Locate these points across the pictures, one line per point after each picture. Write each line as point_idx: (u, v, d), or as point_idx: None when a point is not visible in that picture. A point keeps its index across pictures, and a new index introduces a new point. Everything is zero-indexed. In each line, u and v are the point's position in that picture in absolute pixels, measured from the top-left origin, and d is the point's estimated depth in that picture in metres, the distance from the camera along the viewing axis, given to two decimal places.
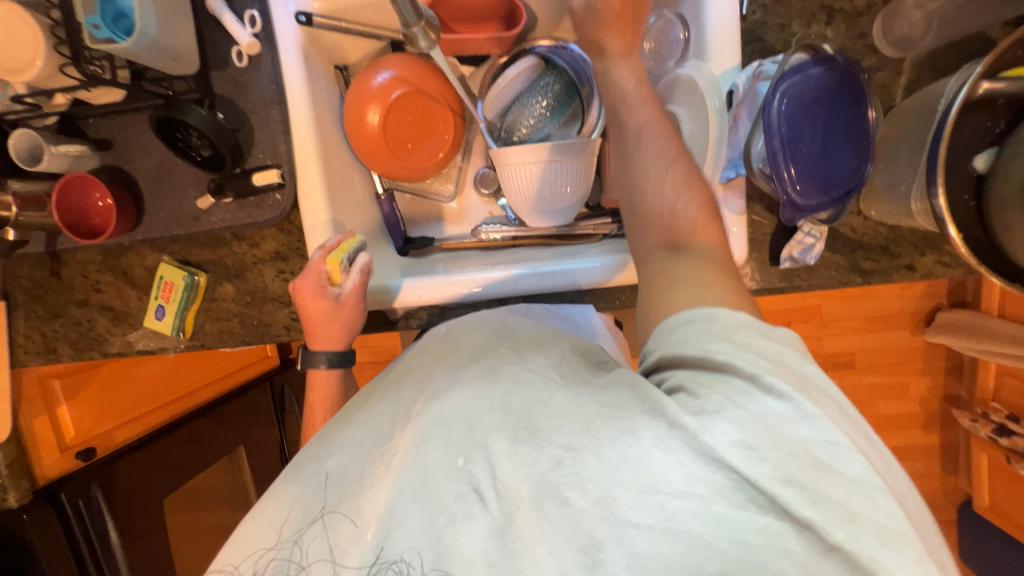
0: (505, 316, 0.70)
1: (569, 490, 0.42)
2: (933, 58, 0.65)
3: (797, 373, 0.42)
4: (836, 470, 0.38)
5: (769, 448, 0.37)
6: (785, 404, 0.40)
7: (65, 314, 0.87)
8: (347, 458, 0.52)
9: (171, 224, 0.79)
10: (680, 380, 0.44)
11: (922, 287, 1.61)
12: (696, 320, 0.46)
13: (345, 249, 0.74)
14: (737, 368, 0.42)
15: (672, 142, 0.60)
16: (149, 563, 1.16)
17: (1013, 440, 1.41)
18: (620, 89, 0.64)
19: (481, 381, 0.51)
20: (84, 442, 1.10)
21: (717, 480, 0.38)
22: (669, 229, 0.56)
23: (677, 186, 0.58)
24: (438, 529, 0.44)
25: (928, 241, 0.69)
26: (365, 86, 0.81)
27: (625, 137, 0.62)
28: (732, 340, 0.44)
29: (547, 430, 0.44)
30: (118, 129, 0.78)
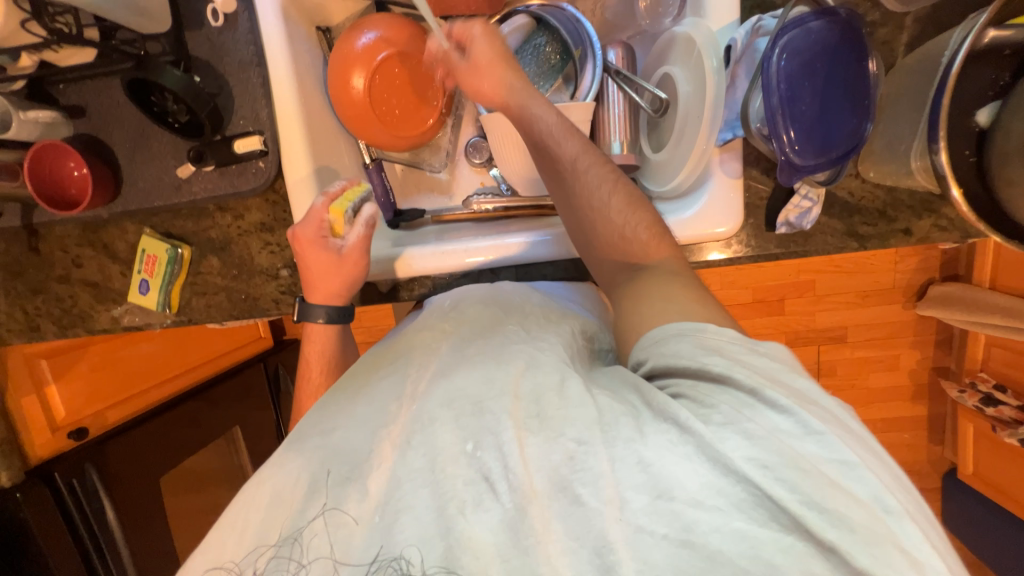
0: (499, 295, 0.70)
1: (582, 488, 0.41)
2: (937, 12, 0.63)
3: (794, 389, 0.41)
4: (850, 490, 0.36)
5: (783, 466, 0.37)
6: (790, 420, 0.39)
7: (46, 290, 0.84)
8: (353, 433, 0.51)
9: (150, 194, 0.77)
10: (681, 387, 0.43)
11: (915, 260, 1.61)
12: (686, 334, 0.47)
13: (348, 198, 0.73)
14: (737, 380, 0.41)
15: (606, 169, 0.62)
16: (149, 542, 1.15)
17: (999, 409, 1.45)
18: (543, 124, 0.63)
19: (490, 362, 0.52)
20: (75, 422, 1.10)
21: (736, 494, 0.38)
22: (621, 253, 0.60)
23: (624, 212, 0.60)
24: (447, 517, 0.43)
25: (925, 205, 0.68)
26: (349, 48, 0.77)
27: (561, 173, 0.62)
28: (723, 354, 0.44)
29: (560, 420, 0.44)
30: (91, 95, 0.75)
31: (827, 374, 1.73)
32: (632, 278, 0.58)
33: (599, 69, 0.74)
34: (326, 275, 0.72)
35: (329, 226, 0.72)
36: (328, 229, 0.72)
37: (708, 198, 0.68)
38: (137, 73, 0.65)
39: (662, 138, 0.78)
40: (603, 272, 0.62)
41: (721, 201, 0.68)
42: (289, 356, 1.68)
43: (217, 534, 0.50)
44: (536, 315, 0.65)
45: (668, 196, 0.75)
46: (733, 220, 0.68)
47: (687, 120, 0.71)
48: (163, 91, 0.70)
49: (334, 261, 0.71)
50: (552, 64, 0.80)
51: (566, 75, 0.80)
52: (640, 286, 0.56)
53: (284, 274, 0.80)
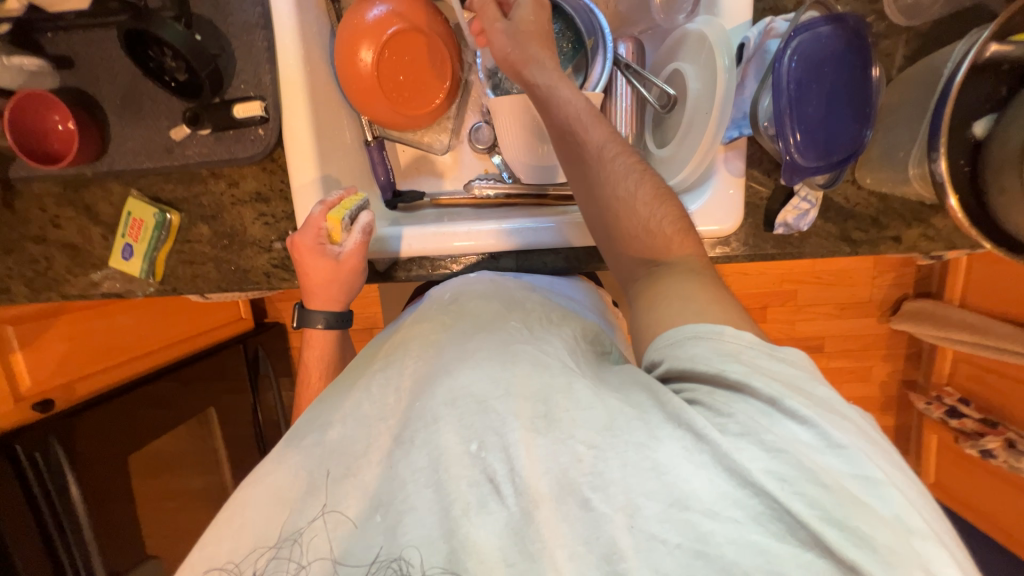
0: (500, 289, 0.69)
1: (591, 491, 0.41)
2: (937, 28, 0.66)
3: (815, 398, 0.42)
4: (872, 507, 0.36)
5: (803, 480, 0.37)
6: (810, 432, 0.39)
7: (19, 250, 0.80)
8: (352, 430, 0.53)
9: (140, 155, 0.74)
10: (696, 394, 0.44)
11: (891, 276, 1.67)
12: (703, 337, 0.47)
13: (346, 207, 0.72)
14: (755, 389, 0.42)
15: (632, 159, 0.62)
16: (113, 525, 1.09)
17: (962, 421, 1.51)
18: (573, 107, 0.63)
19: (494, 359, 0.51)
20: (41, 393, 1.05)
21: (754, 506, 0.38)
22: (646, 246, 0.59)
23: (649, 205, 0.59)
24: (449, 519, 0.44)
25: (915, 214, 0.71)
26: (358, 21, 0.75)
27: (586, 158, 0.62)
28: (742, 361, 0.44)
29: (569, 422, 0.44)
30: (81, 46, 0.71)
31: None
32: (653, 275, 0.57)
33: (609, 61, 0.74)
34: (327, 283, 0.72)
35: (328, 234, 0.71)
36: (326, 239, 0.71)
37: (710, 196, 0.69)
38: (136, 24, 0.62)
39: (666, 134, 0.79)
40: (623, 268, 0.61)
41: (723, 200, 0.69)
42: (270, 339, 1.64)
43: (214, 535, 0.51)
44: (539, 313, 0.64)
45: None
46: (731, 219, 0.69)
47: (694, 116, 0.71)
48: (162, 46, 0.67)
49: (334, 270, 0.71)
50: (563, 53, 0.80)
51: (577, 64, 0.79)
52: (662, 285, 0.55)
53: (276, 248, 0.78)
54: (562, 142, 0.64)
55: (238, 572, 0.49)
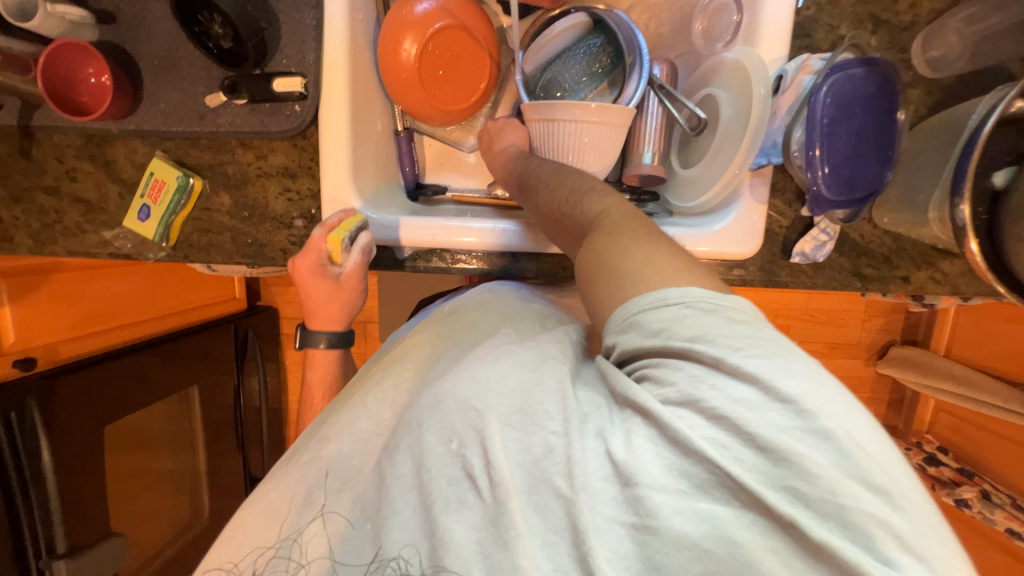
0: (495, 299, 0.70)
1: (560, 478, 0.40)
2: (959, 84, 0.69)
3: (763, 346, 0.40)
4: (809, 458, 0.34)
5: (741, 445, 0.36)
6: (751, 389, 0.37)
7: (29, 200, 0.78)
8: (347, 442, 0.53)
9: (170, 118, 0.73)
10: (646, 369, 0.43)
11: (881, 321, 1.72)
12: (646, 307, 0.44)
13: (346, 228, 0.70)
14: (699, 354, 0.40)
15: (541, 163, 0.71)
16: (83, 500, 1.02)
17: (940, 469, 1.54)
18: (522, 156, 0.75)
19: (478, 363, 0.50)
20: (25, 351, 0.98)
21: (697, 473, 0.37)
22: (564, 220, 0.61)
23: (547, 182, 0.66)
24: (431, 518, 0.43)
25: (924, 257, 0.73)
26: (405, 12, 0.76)
27: (530, 182, 0.70)
28: (686, 325, 0.42)
29: (543, 414, 0.42)
30: (126, 4, 0.71)
31: None
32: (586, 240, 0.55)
33: (644, 79, 0.76)
34: (327, 301, 0.75)
35: (328, 254, 0.72)
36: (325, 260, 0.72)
37: (734, 217, 0.71)
38: None
39: (691, 157, 0.82)
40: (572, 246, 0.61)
41: (745, 223, 0.71)
42: (261, 322, 1.61)
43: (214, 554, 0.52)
44: (534, 318, 0.63)
45: (693, 212, 0.78)
46: (751, 243, 0.71)
47: (724, 140, 0.73)
48: (212, 11, 0.67)
49: (332, 291, 0.74)
50: (602, 66, 0.82)
51: (612, 79, 0.82)
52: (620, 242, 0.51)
53: (297, 225, 0.77)
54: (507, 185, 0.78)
55: (235, 573, 0.50)
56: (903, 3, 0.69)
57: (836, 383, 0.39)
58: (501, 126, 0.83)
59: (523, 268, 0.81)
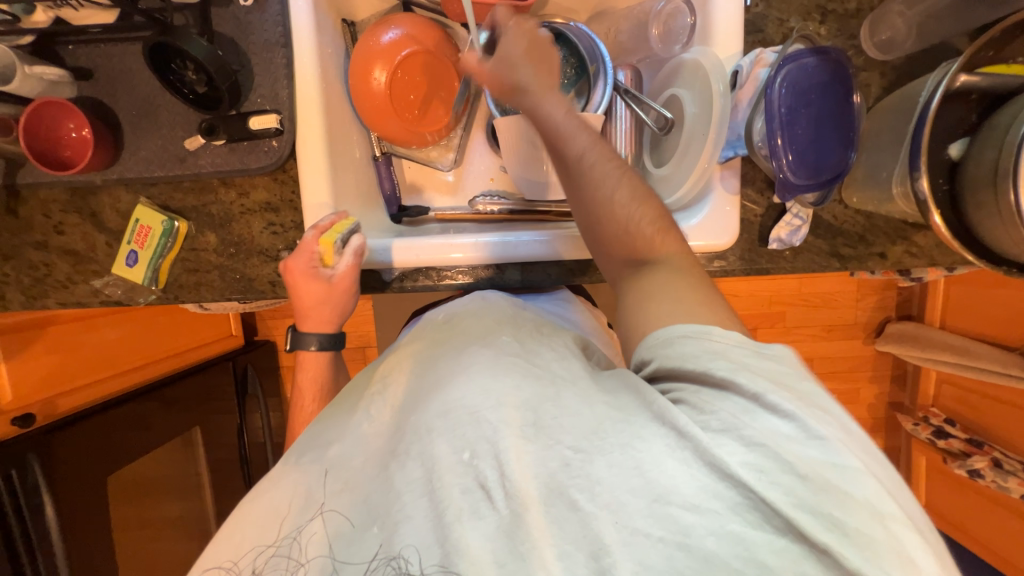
0: (492, 308, 0.69)
1: (579, 493, 0.42)
2: (909, 64, 0.72)
3: (795, 390, 0.43)
4: (845, 492, 0.37)
5: (779, 471, 0.38)
6: (791, 425, 0.40)
7: (18, 256, 0.79)
8: (349, 447, 0.54)
9: (152, 164, 0.75)
10: (682, 394, 0.45)
11: (874, 299, 1.73)
12: (691, 336, 0.48)
13: (339, 229, 0.71)
14: (740, 386, 0.43)
15: (617, 166, 0.60)
16: (91, 555, 1.01)
17: (949, 441, 1.54)
18: (552, 121, 0.60)
19: (485, 371, 0.51)
20: (22, 408, 0.98)
21: (731, 496, 0.39)
22: (615, 242, 0.60)
23: (628, 206, 0.59)
24: (443, 524, 0.43)
25: (899, 232, 0.75)
26: (373, 43, 0.79)
27: (567, 168, 0.61)
28: (728, 359, 0.45)
29: (557, 429, 0.45)
30: (101, 59, 0.73)
31: None
32: (639, 272, 0.58)
33: (609, 86, 0.79)
34: (320, 304, 0.74)
35: (320, 257, 0.72)
36: (317, 260, 0.71)
37: (708, 212, 0.73)
38: (162, 38, 0.64)
39: (663, 155, 0.83)
40: (610, 268, 0.63)
41: (719, 217, 0.73)
42: (259, 357, 1.61)
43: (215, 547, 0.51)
44: (531, 327, 0.64)
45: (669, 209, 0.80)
46: (728, 234, 0.73)
47: (692, 137, 0.75)
48: (184, 60, 0.70)
49: (326, 292, 0.73)
50: (567, 77, 0.85)
51: (579, 88, 0.84)
52: (650, 283, 0.57)
53: (283, 257, 0.78)
54: (550, 153, 0.62)
55: (234, 572, 0.48)
56: None
57: (859, 430, 0.43)
58: (513, 61, 0.62)
59: (508, 277, 0.82)
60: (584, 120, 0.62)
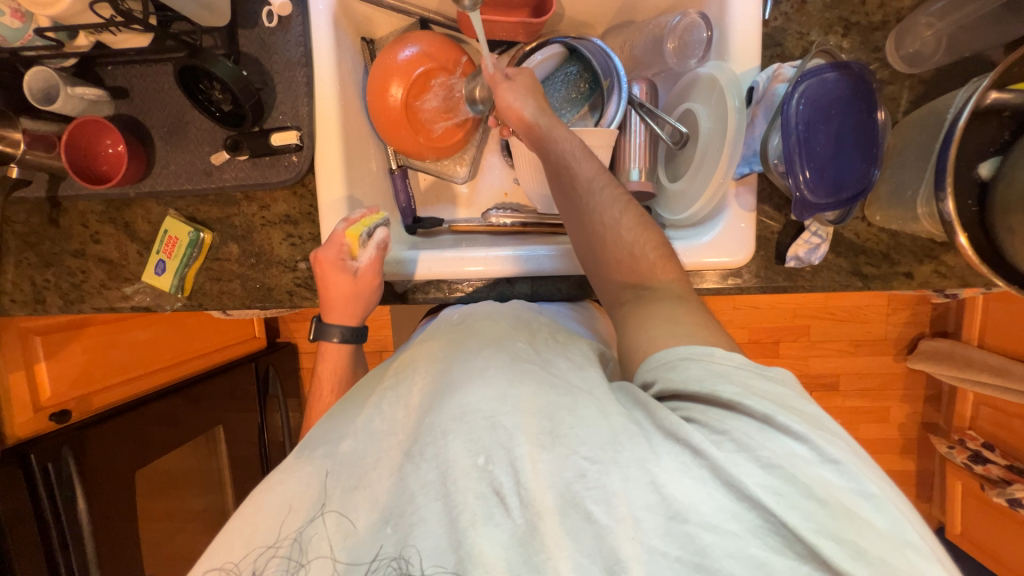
0: (504, 311, 0.70)
1: (593, 504, 0.41)
2: (938, 77, 0.69)
3: (801, 412, 0.42)
4: (863, 519, 0.37)
5: (797, 494, 0.38)
6: (805, 447, 0.40)
7: (59, 263, 0.84)
8: (361, 444, 0.52)
9: (180, 177, 0.78)
10: (691, 411, 0.44)
11: (907, 314, 1.65)
12: (694, 358, 0.47)
13: (366, 223, 0.73)
14: (748, 408, 0.42)
15: (620, 193, 0.65)
16: (118, 546, 1.06)
17: (987, 467, 1.45)
18: (564, 145, 0.68)
19: (502, 377, 0.50)
20: (60, 404, 1.03)
21: (750, 518, 0.39)
22: (616, 268, 0.61)
23: (633, 230, 0.62)
24: (457, 530, 0.43)
25: (927, 251, 0.72)
26: (390, 60, 0.80)
27: (576, 186, 0.65)
28: (732, 381, 0.44)
29: (573, 438, 0.44)
30: (136, 79, 0.78)
31: None
32: (639, 302, 0.58)
33: (624, 100, 0.78)
34: (342, 297, 0.74)
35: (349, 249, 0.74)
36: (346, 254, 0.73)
37: (723, 227, 0.72)
38: (190, 61, 0.68)
39: (678, 169, 0.83)
40: (609, 290, 0.63)
41: (734, 233, 0.71)
42: (281, 359, 1.65)
43: (226, 533, 0.51)
44: (545, 333, 0.63)
45: (685, 224, 0.79)
46: (743, 251, 0.71)
47: (707, 153, 0.74)
48: (211, 80, 0.73)
49: (348, 284, 0.73)
50: (581, 92, 0.85)
51: (594, 102, 0.85)
52: (654, 306, 0.56)
53: (301, 267, 0.81)
54: (553, 176, 0.68)
55: (235, 573, 0.48)
56: (872, 4, 0.70)
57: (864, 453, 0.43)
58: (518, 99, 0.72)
59: (517, 290, 0.82)
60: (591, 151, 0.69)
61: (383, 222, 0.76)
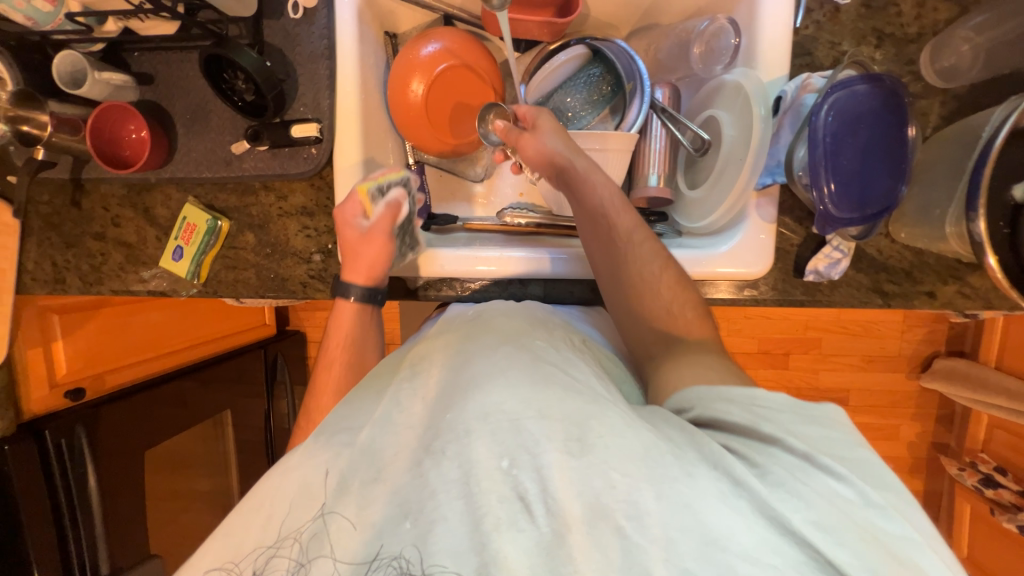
0: (521, 310, 0.71)
1: (626, 519, 0.41)
2: (974, 92, 0.67)
3: (844, 456, 0.46)
4: (909, 561, 0.39)
5: (844, 531, 0.40)
6: (848, 487, 0.43)
7: (79, 245, 0.85)
8: (381, 430, 0.52)
9: (201, 165, 0.79)
10: (730, 442, 0.47)
11: (922, 332, 1.62)
12: (736, 399, 0.51)
13: (381, 179, 0.75)
14: (790, 446, 0.46)
15: (654, 246, 0.69)
16: (125, 523, 1.08)
17: (998, 492, 1.41)
18: (602, 195, 0.71)
19: (528, 381, 0.51)
20: (75, 381, 1.05)
21: (796, 556, 0.39)
22: (653, 325, 0.67)
23: (672, 289, 0.67)
24: (481, 532, 0.43)
25: (951, 271, 0.70)
26: (412, 55, 0.80)
27: (616, 240, 0.69)
28: (773, 422, 0.48)
29: (602, 447, 0.44)
30: (162, 65, 0.78)
31: None
32: (673, 354, 0.63)
33: (646, 104, 0.78)
34: (351, 255, 0.75)
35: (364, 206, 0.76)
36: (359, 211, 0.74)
37: (742, 237, 0.71)
38: (216, 50, 0.69)
39: (698, 176, 0.82)
40: (643, 337, 0.68)
41: (753, 244, 0.70)
42: (290, 347, 1.67)
43: (229, 527, 0.51)
44: (562, 332, 0.67)
45: (701, 232, 0.79)
46: (760, 264, 0.70)
47: (729, 161, 0.73)
48: (237, 70, 0.74)
49: (358, 241, 0.74)
50: (602, 94, 0.85)
51: (615, 105, 0.84)
52: None
53: (315, 259, 0.81)
54: (589, 222, 0.71)
55: (235, 573, 0.47)
56: (908, 15, 0.68)
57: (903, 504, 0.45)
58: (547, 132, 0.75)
59: (530, 291, 0.82)
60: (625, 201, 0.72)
61: (399, 180, 0.78)
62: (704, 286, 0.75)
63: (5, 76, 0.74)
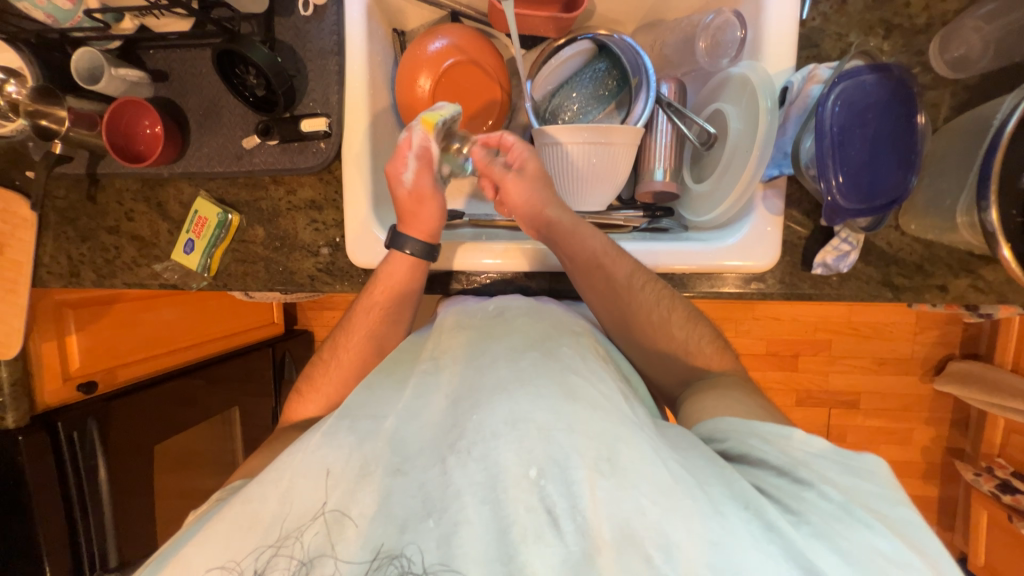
0: (541, 310, 0.71)
1: (654, 547, 0.43)
2: (984, 83, 0.67)
3: (886, 518, 0.46)
4: None
5: None
6: (890, 544, 0.43)
7: (94, 238, 0.87)
8: (407, 423, 0.54)
9: (213, 159, 0.81)
10: (766, 484, 0.49)
11: (934, 334, 1.59)
12: (772, 440, 0.54)
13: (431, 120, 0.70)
14: (824, 491, 0.47)
15: (657, 286, 0.71)
16: (132, 518, 1.08)
17: (1016, 498, 1.37)
18: (591, 243, 0.70)
19: (556, 393, 0.52)
20: (87, 375, 1.06)
21: None
22: (657, 358, 0.73)
23: (686, 328, 0.72)
24: (509, 544, 0.44)
25: (962, 264, 0.69)
26: (419, 52, 0.81)
27: (614, 289, 0.71)
28: (810, 469, 0.50)
29: (633, 473, 0.46)
30: (175, 63, 0.80)
31: (836, 440, 1.67)
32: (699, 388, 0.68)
33: (652, 99, 0.78)
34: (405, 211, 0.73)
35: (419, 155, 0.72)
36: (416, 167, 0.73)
37: (747, 230, 0.70)
38: (228, 46, 0.70)
39: (704, 171, 0.82)
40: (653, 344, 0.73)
41: (758, 236, 0.70)
42: (297, 345, 1.68)
43: (229, 527, 0.50)
44: (587, 341, 0.66)
45: (707, 226, 0.79)
46: (767, 257, 0.70)
47: (734, 154, 0.73)
48: (247, 65, 0.75)
49: (407, 199, 0.72)
50: (608, 89, 0.84)
51: (619, 100, 0.84)
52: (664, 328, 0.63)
53: (323, 253, 0.82)
54: (587, 273, 0.71)
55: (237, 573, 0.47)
56: (916, 6, 0.68)
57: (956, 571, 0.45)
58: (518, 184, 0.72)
59: (535, 286, 0.82)
60: (616, 243, 0.72)
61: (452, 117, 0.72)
62: (711, 280, 0.74)
63: (25, 72, 0.76)
